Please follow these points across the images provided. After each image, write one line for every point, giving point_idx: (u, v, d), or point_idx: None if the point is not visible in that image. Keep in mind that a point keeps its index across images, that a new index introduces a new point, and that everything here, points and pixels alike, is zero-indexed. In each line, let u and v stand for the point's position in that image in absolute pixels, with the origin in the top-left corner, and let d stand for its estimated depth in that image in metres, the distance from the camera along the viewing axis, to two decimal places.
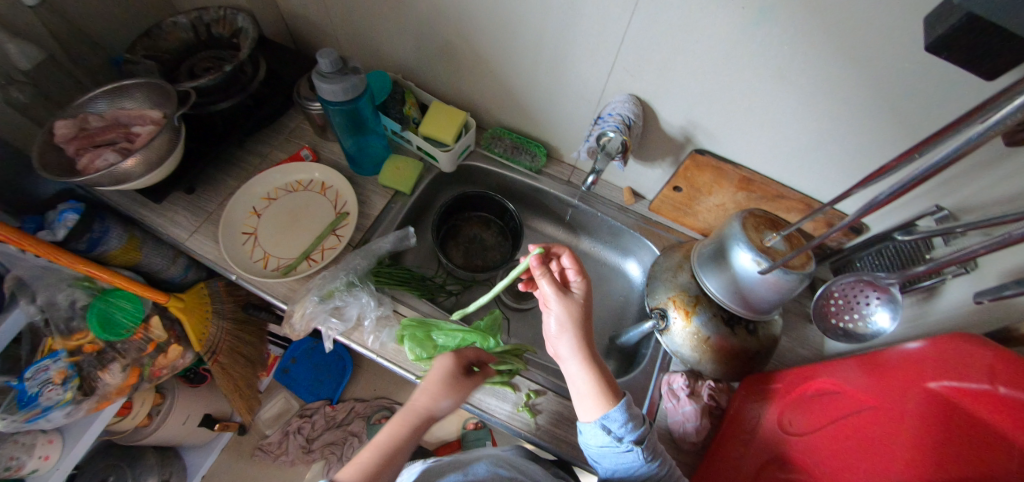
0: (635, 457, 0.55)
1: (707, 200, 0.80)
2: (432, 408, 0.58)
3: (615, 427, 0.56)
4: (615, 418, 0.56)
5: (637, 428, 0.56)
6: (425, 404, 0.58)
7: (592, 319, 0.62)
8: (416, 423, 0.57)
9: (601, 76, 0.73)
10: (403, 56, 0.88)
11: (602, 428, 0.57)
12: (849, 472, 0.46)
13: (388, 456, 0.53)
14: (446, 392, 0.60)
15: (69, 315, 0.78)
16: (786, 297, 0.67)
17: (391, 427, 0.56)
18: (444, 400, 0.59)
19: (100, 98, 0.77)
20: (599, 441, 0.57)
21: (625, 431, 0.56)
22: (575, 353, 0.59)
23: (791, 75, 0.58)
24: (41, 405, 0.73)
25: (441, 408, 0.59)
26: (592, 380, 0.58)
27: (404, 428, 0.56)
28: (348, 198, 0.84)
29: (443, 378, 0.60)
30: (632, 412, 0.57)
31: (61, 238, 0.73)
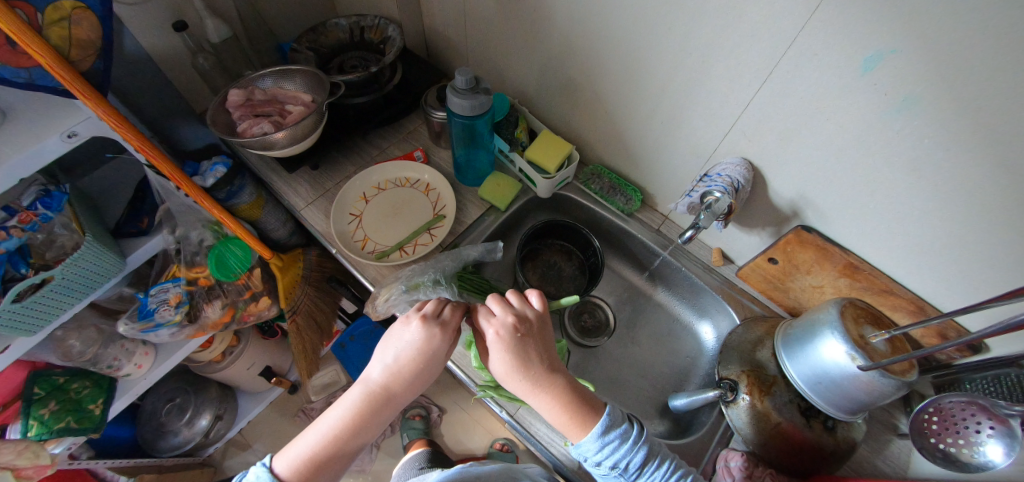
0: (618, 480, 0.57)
1: (804, 279, 0.77)
2: (383, 388, 0.61)
3: (591, 454, 0.57)
4: (588, 447, 0.57)
5: (614, 453, 0.56)
6: (376, 384, 0.61)
7: (548, 353, 0.61)
8: (371, 398, 0.60)
9: (716, 135, 0.74)
10: (524, 83, 0.95)
11: (581, 454, 0.58)
12: None
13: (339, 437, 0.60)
14: (401, 371, 0.61)
15: (196, 250, 0.89)
16: (878, 401, 0.63)
17: (345, 402, 0.61)
18: (397, 378, 0.61)
19: (268, 77, 0.89)
20: (586, 462, 0.59)
21: (601, 457, 0.57)
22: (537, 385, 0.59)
23: (926, 170, 0.56)
24: (155, 320, 0.85)
25: (398, 384, 0.61)
26: (556, 411, 0.58)
27: (356, 406, 0.61)
28: (447, 202, 0.90)
29: (398, 356, 0.61)
30: (609, 434, 0.57)
31: (208, 186, 0.84)
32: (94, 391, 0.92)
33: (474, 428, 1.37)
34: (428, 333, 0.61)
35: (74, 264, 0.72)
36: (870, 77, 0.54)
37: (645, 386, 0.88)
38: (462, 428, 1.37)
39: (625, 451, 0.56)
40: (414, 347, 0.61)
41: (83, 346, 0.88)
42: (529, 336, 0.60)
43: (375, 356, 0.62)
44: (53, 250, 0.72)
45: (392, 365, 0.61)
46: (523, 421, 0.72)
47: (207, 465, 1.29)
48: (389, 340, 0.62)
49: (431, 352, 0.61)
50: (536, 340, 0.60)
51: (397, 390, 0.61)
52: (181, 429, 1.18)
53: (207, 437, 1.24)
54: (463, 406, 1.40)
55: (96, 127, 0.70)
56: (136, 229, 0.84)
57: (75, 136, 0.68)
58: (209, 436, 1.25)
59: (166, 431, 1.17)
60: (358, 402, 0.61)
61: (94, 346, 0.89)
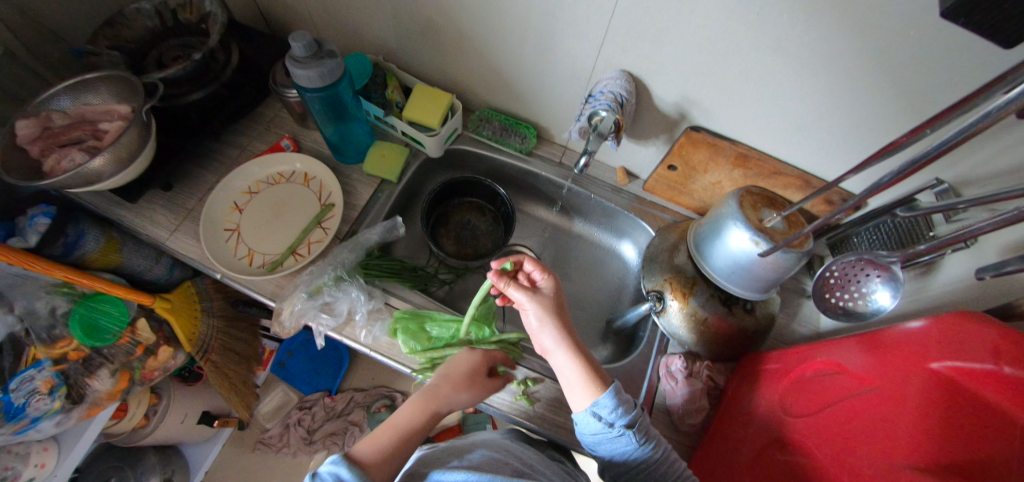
0: (628, 442, 0.54)
1: (703, 179, 0.77)
2: (451, 398, 0.63)
3: (606, 411, 0.55)
4: (603, 404, 0.55)
5: (628, 412, 0.55)
6: (445, 393, 0.63)
7: (568, 308, 0.62)
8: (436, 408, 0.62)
9: (591, 52, 0.69)
10: (382, 36, 0.84)
11: (593, 414, 0.55)
12: (851, 465, 0.45)
13: (407, 435, 0.59)
14: (464, 386, 0.64)
15: (50, 323, 0.76)
16: (783, 275, 0.67)
17: (411, 403, 0.62)
18: (461, 396, 0.63)
19: (63, 95, 0.72)
20: (592, 428, 0.56)
21: (616, 416, 0.55)
22: (559, 344, 0.59)
23: (788, 46, 0.56)
24: (30, 416, 0.71)
25: (455, 398, 0.63)
26: (578, 367, 0.57)
27: (424, 412, 0.61)
28: (332, 188, 0.81)
29: (461, 375, 0.65)
30: (622, 397, 0.56)
31: (34, 244, 0.71)
32: None
33: None
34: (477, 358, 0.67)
35: None
36: None
37: (585, 319, 0.88)
38: None
39: (637, 418, 0.55)
40: (479, 375, 0.66)
41: None
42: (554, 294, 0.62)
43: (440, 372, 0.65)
44: None
45: (468, 385, 0.64)
46: None
47: None
48: (453, 361, 0.66)
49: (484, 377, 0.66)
50: (560, 306, 0.61)
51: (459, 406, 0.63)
52: None
53: None
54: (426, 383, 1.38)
55: None
56: None
57: None
58: None
59: None
60: (424, 408, 0.61)
61: None
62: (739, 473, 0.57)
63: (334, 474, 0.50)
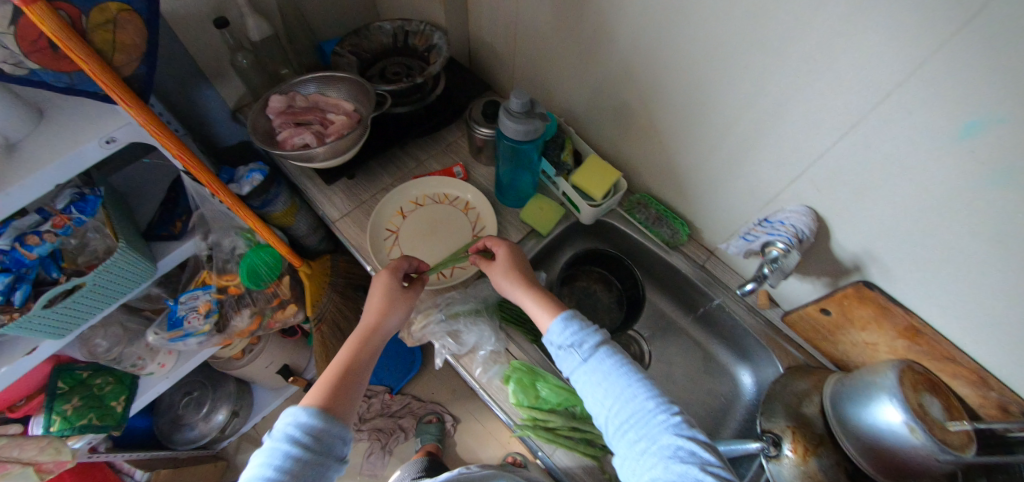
0: (576, 359, 0.59)
1: (858, 335, 0.74)
2: (374, 322, 0.66)
3: (553, 336, 0.61)
4: (550, 330, 0.61)
5: (577, 330, 0.60)
6: (372, 318, 0.66)
7: (526, 263, 0.72)
8: (365, 335, 0.65)
9: (780, 180, 0.70)
10: (574, 103, 0.91)
11: (549, 342, 0.61)
12: None
13: (349, 368, 0.62)
14: (389, 306, 0.68)
15: (227, 257, 0.87)
16: (930, 474, 0.62)
17: (343, 352, 0.64)
18: (388, 312, 0.67)
19: (311, 83, 0.85)
20: (555, 356, 0.61)
21: (563, 337, 0.60)
22: (516, 293, 0.69)
23: (1013, 246, 0.53)
24: (184, 329, 0.84)
25: (386, 319, 0.67)
26: (533, 305, 0.66)
27: (354, 344, 0.64)
28: (488, 224, 0.87)
29: (378, 296, 0.68)
30: (570, 319, 0.61)
31: (244, 194, 0.81)
32: (117, 388, 0.91)
33: (488, 440, 1.36)
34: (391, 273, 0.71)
35: (105, 270, 0.69)
36: (968, 144, 0.50)
37: None
38: (476, 440, 1.36)
39: (590, 334, 0.60)
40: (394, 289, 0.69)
41: (110, 344, 0.87)
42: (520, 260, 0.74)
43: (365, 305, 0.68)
44: (85, 254, 0.70)
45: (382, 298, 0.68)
46: (560, 463, 0.70)
47: (220, 459, 1.28)
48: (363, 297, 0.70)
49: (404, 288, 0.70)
50: (523, 262, 0.72)
51: (392, 323, 0.67)
52: (198, 423, 1.19)
53: (223, 432, 1.24)
54: (477, 416, 1.39)
55: (135, 132, 0.66)
56: (168, 233, 0.82)
57: (114, 141, 0.64)
58: (225, 431, 1.25)
59: (182, 424, 1.18)
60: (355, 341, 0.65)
61: (121, 344, 0.88)
62: None
63: (294, 431, 0.52)
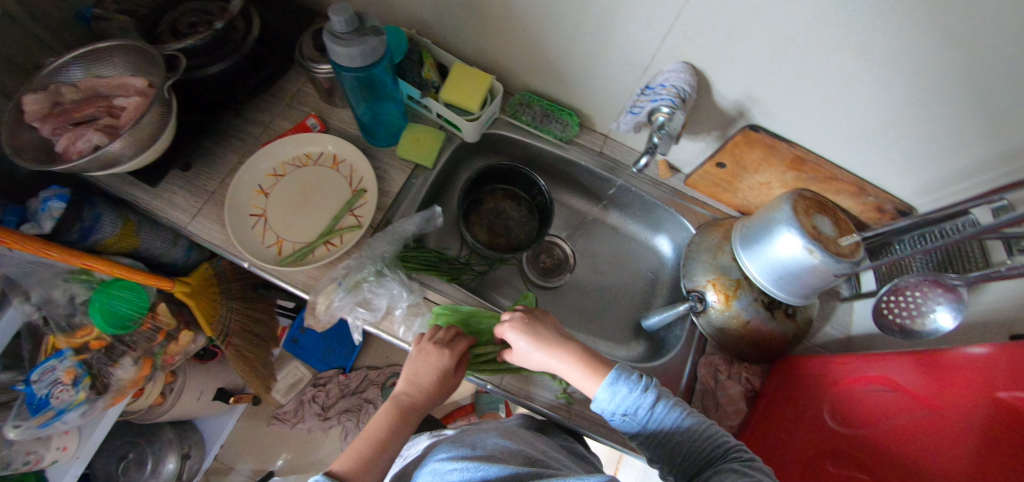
0: (632, 425, 0.55)
1: (752, 178, 0.75)
2: (422, 402, 0.61)
3: (607, 404, 0.55)
4: (602, 396, 0.56)
5: (630, 391, 0.55)
6: (416, 396, 0.61)
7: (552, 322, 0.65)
8: (407, 413, 0.60)
9: (652, 41, 0.65)
10: (418, 9, 0.77)
11: (602, 409, 0.56)
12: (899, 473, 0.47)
13: (383, 443, 0.57)
14: (434, 388, 0.62)
15: (69, 311, 0.70)
16: (833, 283, 0.67)
17: (379, 420, 0.59)
18: (434, 396, 0.62)
19: (73, 66, 0.64)
20: (611, 419, 0.57)
21: (618, 405, 0.55)
22: (550, 359, 0.61)
23: (872, 50, 0.53)
24: (54, 408, 0.67)
25: (429, 399, 0.62)
26: (575, 366, 0.59)
27: (398, 419, 0.60)
28: (365, 174, 0.77)
29: (432, 374, 0.62)
30: (626, 380, 0.56)
31: (49, 231, 0.64)
32: None
33: None
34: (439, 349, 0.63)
35: None
36: None
37: (617, 313, 0.88)
38: None
39: (644, 391, 0.55)
40: (448, 371, 0.62)
41: None
42: (534, 315, 0.65)
43: (408, 372, 0.62)
44: None
45: (437, 380, 0.62)
46: (511, 388, 0.70)
47: None
48: (410, 357, 0.63)
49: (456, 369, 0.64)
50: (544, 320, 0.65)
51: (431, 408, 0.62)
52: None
53: (180, 478, 1.14)
54: None
55: None
56: None
57: None
58: (183, 476, 1.15)
59: None
60: (397, 416, 0.60)
61: None
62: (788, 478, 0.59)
63: None
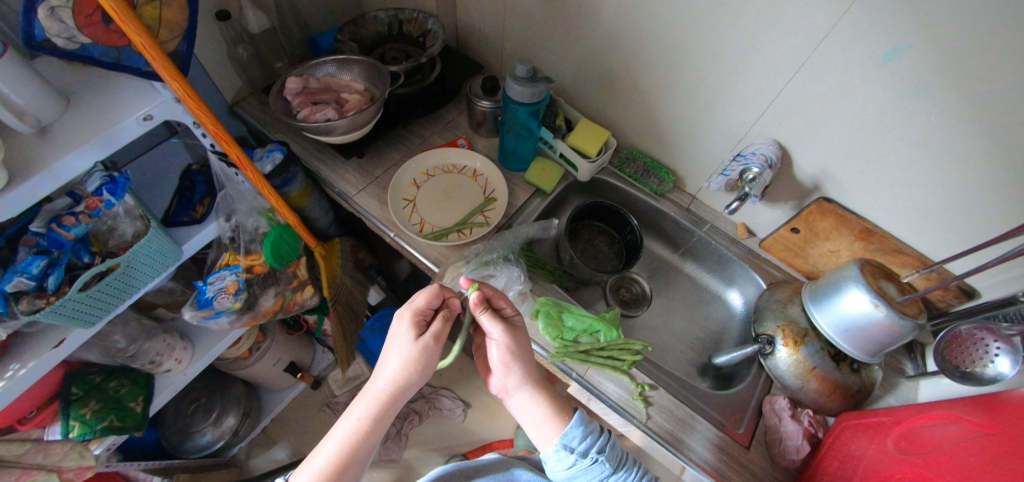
0: (603, 468, 0.62)
1: (823, 245, 0.88)
2: (393, 389, 0.64)
3: (577, 440, 0.63)
4: (574, 433, 0.64)
5: (596, 440, 0.64)
6: (387, 390, 0.64)
7: None
8: (380, 404, 0.63)
9: (748, 120, 0.84)
10: (562, 75, 1.02)
11: (565, 446, 0.63)
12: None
13: (351, 449, 0.60)
14: (412, 374, 0.65)
15: (251, 237, 0.89)
16: (896, 342, 0.73)
17: (349, 419, 0.63)
18: (406, 378, 0.65)
19: (326, 65, 0.91)
20: (564, 461, 0.63)
21: (586, 446, 0.63)
22: (524, 382, 0.69)
23: (931, 144, 0.68)
24: (215, 308, 0.84)
25: (401, 389, 0.65)
26: (544, 403, 0.68)
27: (370, 413, 0.63)
28: (497, 186, 0.95)
29: (399, 361, 0.65)
30: (589, 427, 0.65)
31: (267, 172, 0.84)
32: (133, 389, 0.93)
33: (500, 412, 1.42)
34: (419, 330, 0.67)
35: (138, 252, 0.75)
36: (890, 66, 0.65)
37: (684, 349, 0.97)
38: (489, 414, 1.42)
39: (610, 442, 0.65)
40: (416, 352, 0.66)
41: (126, 342, 0.93)
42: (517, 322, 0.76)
43: (379, 367, 0.66)
44: (114, 238, 0.76)
45: (403, 363, 0.65)
46: (593, 380, 0.78)
47: (233, 466, 1.26)
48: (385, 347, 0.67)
49: (431, 348, 0.66)
50: None
51: (406, 393, 0.65)
52: (208, 429, 1.17)
53: (235, 435, 1.24)
54: (487, 391, 1.46)
55: (168, 110, 0.72)
56: (189, 218, 0.85)
57: (149, 118, 0.70)
58: (236, 435, 1.24)
59: (192, 432, 1.15)
60: (369, 411, 0.63)
61: (137, 341, 0.94)
62: None
63: None
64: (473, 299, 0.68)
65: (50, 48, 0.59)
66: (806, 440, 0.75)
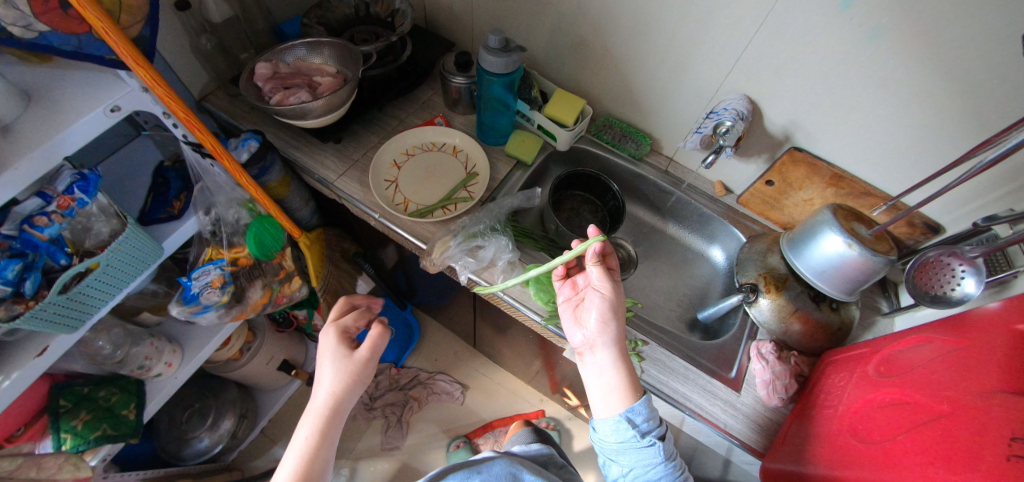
0: (656, 452, 0.61)
1: (797, 195, 0.91)
2: (335, 400, 0.63)
3: (640, 417, 0.62)
4: (639, 410, 0.63)
5: (655, 424, 0.63)
6: (329, 401, 0.63)
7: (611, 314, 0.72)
8: (326, 417, 0.62)
9: (718, 77, 0.86)
10: (534, 48, 1.02)
11: (627, 420, 0.62)
12: (940, 392, 0.55)
13: (307, 465, 0.58)
14: (350, 381, 0.65)
15: (233, 230, 0.87)
16: (871, 277, 0.77)
17: (298, 439, 0.61)
18: (346, 386, 0.64)
19: (293, 49, 0.89)
20: (623, 435, 0.62)
21: (647, 426, 0.62)
22: (611, 347, 0.67)
23: (891, 84, 0.71)
24: (202, 303, 0.83)
25: (345, 398, 0.64)
26: (621, 372, 0.65)
27: (317, 428, 0.61)
28: (478, 161, 0.96)
29: (333, 370, 0.65)
30: (652, 410, 0.64)
31: (243, 161, 0.83)
32: (124, 397, 0.91)
33: (498, 391, 1.45)
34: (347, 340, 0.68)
35: (116, 250, 0.73)
36: (848, 12, 0.68)
37: (672, 307, 1.01)
38: (487, 394, 1.44)
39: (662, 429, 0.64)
40: (346, 359, 0.66)
41: (112, 347, 0.88)
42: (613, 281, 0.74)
43: (315, 384, 0.65)
44: (91, 237, 0.73)
45: (338, 374, 0.65)
46: None
47: (234, 469, 1.25)
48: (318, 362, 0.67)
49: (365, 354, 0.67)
50: None
51: (349, 401, 0.65)
52: (205, 433, 1.15)
53: (233, 437, 1.22)
54: (483, 371, 1.47)
55: (136, 100, 0.70)
56: (167, 214, 0.83)
57: (118, 110, 0.68)
58: (235, 437, 1.22)
59: (188, 437, 1.13)
60: (317, 425, 0.62)
61: (124, 346, 0.90)
62: (834, 419, 0.68)
63: None
64: (592, 251, 0.68)
65: (8, 36, 0.58)
66: (792, 377, 0.79)
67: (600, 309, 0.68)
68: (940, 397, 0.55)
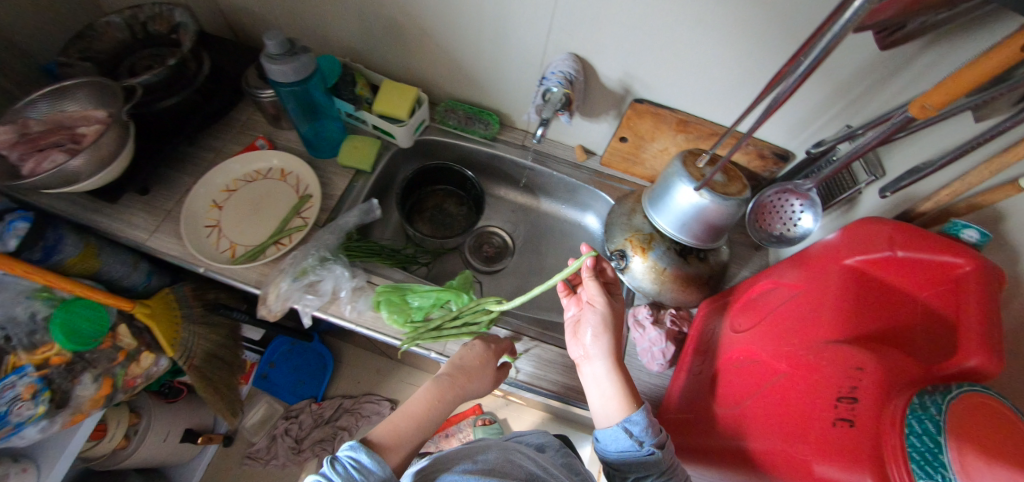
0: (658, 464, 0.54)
1: (652, 147, 0.86)
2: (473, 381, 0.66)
3: (640, 428, 0.56)
4: (636, 420, 0.56)
5: (656, 433, 0.56)
6: (469, 377, 0.65)
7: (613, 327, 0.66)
8: (451, 390, 0.64)
9: (541, 38, 0.77)
10: (349, 39, 0.90)
11: (626, 427, 0.56)
12: (778, 345, 0.52)
13: (423, 415, 0.60)
14: (476, 376, 0.66)
15: (31, 329, 0.75)
16: (728, 221, 0.74)
17: (425, 390, 0.63)
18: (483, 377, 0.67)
19: (39, 102, 0.73)
20: (622, 442, 0.56)
21: (646, 436, 0.55)
22: (606, 357, 0.61)
23: (707, 18, 0.65)
24: (13, 422, 0.70)
25: (468, 387, 0.65)
26: (616, 383, 0.59)
27: (438, 389, 0.63)
28: (309, 181, 0.85)
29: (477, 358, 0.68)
30: (653, 421, 0.57)
31: (12, 249, 0.70)
32: None
33: None
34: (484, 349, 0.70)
35: None
36: None
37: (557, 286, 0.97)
38: None
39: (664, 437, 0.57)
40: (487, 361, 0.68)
41: None
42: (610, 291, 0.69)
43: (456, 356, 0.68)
44: None
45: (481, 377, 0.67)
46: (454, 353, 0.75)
47: None
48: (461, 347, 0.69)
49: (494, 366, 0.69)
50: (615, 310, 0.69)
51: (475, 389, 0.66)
52: None
53: None
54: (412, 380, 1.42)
55: None
56: None
57: None
58: None
59: None
60: (441, 387, 0.63)
61: None
62: (704, 385, 0.66)
63: (353, 459, 0.50)
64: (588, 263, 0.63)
65: None
66: (668, 341, 0.76)
67: (594, 323, 0.62)
68: (778, 351, 0.52)
